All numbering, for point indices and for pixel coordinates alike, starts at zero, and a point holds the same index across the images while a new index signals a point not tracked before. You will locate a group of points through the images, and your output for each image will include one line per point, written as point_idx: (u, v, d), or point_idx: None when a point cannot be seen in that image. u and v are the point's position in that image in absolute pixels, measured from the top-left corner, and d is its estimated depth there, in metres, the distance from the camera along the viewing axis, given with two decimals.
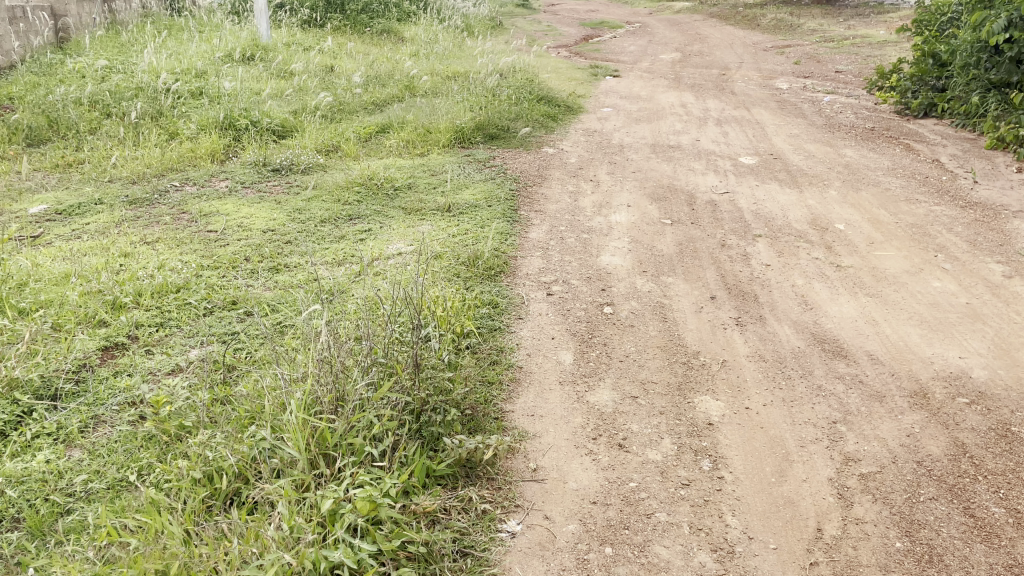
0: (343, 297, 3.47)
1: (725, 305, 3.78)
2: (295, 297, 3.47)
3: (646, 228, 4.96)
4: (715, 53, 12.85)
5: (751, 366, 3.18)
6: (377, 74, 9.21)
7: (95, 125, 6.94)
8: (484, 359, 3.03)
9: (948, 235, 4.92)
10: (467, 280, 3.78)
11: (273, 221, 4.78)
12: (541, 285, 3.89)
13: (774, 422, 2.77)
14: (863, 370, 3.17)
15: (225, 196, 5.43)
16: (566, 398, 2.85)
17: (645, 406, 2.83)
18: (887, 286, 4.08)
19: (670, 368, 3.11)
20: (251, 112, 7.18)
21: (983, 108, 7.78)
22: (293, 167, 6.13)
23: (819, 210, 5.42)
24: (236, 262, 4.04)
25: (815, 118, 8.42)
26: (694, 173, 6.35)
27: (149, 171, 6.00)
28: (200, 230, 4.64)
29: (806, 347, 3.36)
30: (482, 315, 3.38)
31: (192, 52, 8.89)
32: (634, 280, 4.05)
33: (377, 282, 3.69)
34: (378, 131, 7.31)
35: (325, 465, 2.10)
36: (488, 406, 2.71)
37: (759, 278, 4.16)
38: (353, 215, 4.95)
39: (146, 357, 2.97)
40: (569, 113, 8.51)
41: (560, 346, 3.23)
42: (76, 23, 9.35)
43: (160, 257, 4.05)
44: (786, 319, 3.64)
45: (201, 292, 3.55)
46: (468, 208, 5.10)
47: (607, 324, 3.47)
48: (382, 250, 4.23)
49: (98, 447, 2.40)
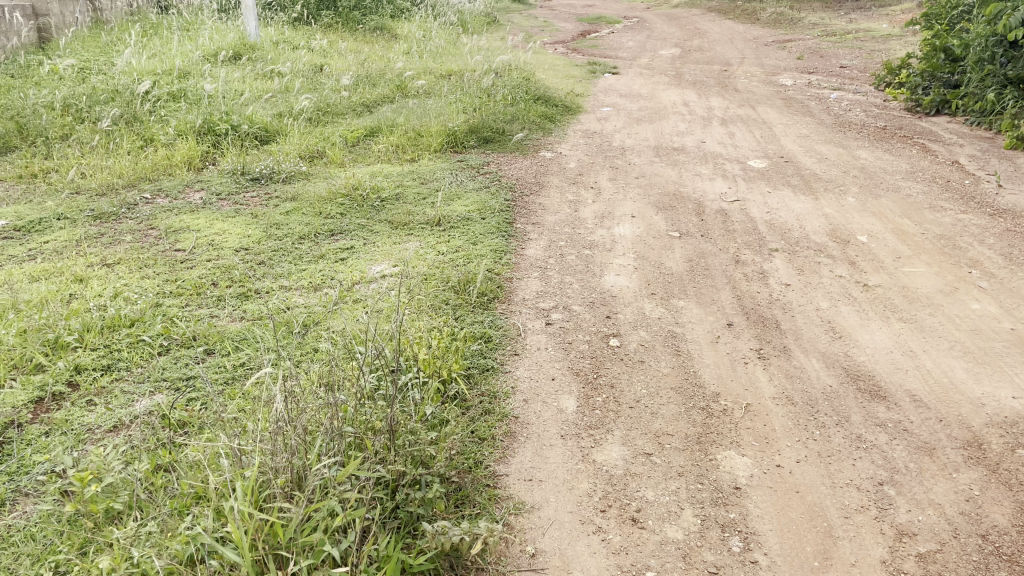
0: (316, 332, 3.09)
1: (744, 334, 3.40)
2: (261, 333, 3.08)
3: (652, 242, 4.58)
4: (717, 49, 12.44)
5: (779, 412, 2.79)
6: (368, 74, 8.80)
7: (67, 131, 6.54)
8: (473, 409, 2.64)
9: (979, 248, 4.53)
10: (456, 309, 3.39)
11: (248, 238, 4.39)
12: (539, 312, 3.50)
13: (811, 485, 2.39)
14: (906, 415, 2.79)
15: (197, 209, 5.03)
16: (569, 457, 2.46)
17: (661, 466, 2.44)
18: (921, 310, 3.69)
19: (687, 417, 2.72)
20: (232, 116, 6.77)
21: (1000, 105, 7.37)
22: (274, 176, 5.73)
23: (838, 220, 5.03)
24: (202, 288, 3.65)
25: (825, 116, 8.03)
26: (701, 178, 5.96)
27: (120, 181, 5.60)
28: (166, 249, 4.25)
29: (838, 386, 2.98)
30: (472, 352, 2.99)
31: (174, 53, 8.47)
32: (642, 305, 3.66)
33: (355, 313, 3.30)
34: (366, 134, 6.91)
35: (276, 570, 1.71)
36: (477, 471, 2.33)
37: (779, 301, 3.77)
38: (335, 231, 4.56)
39: (85, 411, 2.58)
40: (567, 114, 8.10)
41: (561, 389, 2.84)
42: (57, 22, 8.94)
43: (119, 283, 3.66)
44: (813, 351, 3.26)
45: (158, 325, 3.16)
46: (459, 222, 4.71)
47: (614, 361, 3.07)
48: (364, 272, 3.85)
49: (14, 533, 2.02)
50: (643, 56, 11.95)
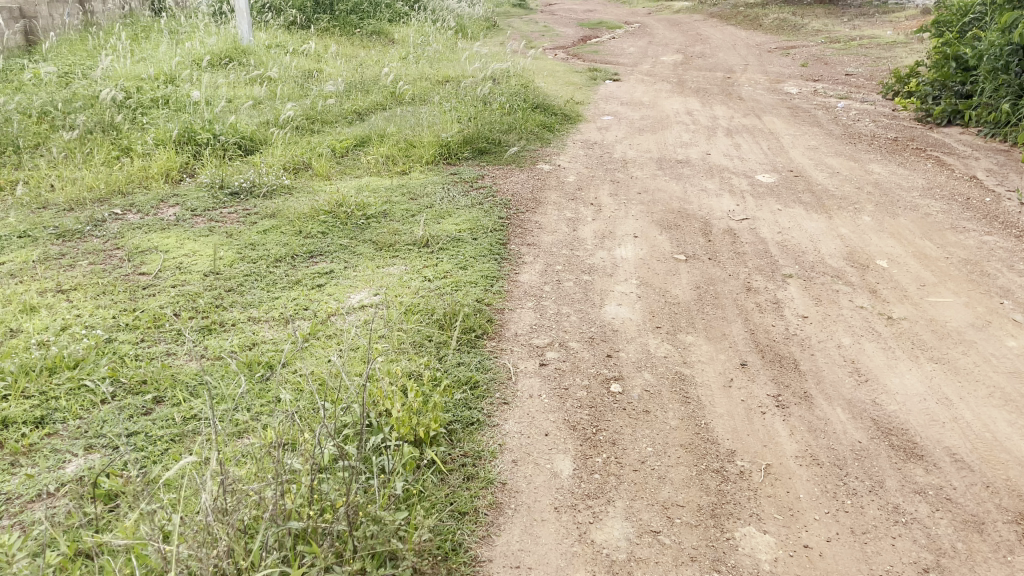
0: (278, 379, 2.76)
1: (759, 377, 3.06)
2: (219, 379, 2.76)
3: (657, 266, 4.24)
4: (720, 55, 12.11)
5: (804, 476, 2.45)
6: (361, 80, 8.48)
7: (40, 140, 6.17)
8: (454, 476, 2.30)
9: (1009, 275, 4.20)
10: (441, 348, 3.04)
11: (219, 260, 4.04)
12: (532, 351, 3.16)
13: (845, 572, 2.07)
14: (946, 479, 2.47)
15: (169, 226, 4.69)
16: (564, 537, 2.13)
17: (670, 548, 2.11)
18: (953, 347, 3.36)
19: (698, 482, 2.38)
20: (214, 124, 6.41)
21: (1016, 116, 7.05)
22: (254, 190, 5.38)
23: (854, 241, 4.70)
24: (160, 320, 3.31)
25: (833, 126, 7.70)
26: (707, 194, 5.62)
27: (90, 195, 5.25)
28: (128, 273, 3.91)
29: (869, 442, 2.64)
30: (455, 403, 2.65)
31: (161, 57, 8.14)
32: (646, 340, 3.32)
33: (326, 354, 2.96)
34: (356, 144, 6.57)
35: None
36: (455, 558, 2.00)
37: (797, 336, 3.43)
38: (314, 252, 4.23)
39: (6, 475, 2.27)
40: (566, 123, 7.77)
41: (556, 447, 2.50)
42: (44, 24, 8.59)
43: (69, 314, 3.33)
44: (837, 398, 2.92)
45: (104, 367, 2.83)
46: (449, 243, 4.37)
47: (615, 412, 2.73)
48: (341, 302, 3.52)
49: None
50: (645, 62, 11.62)
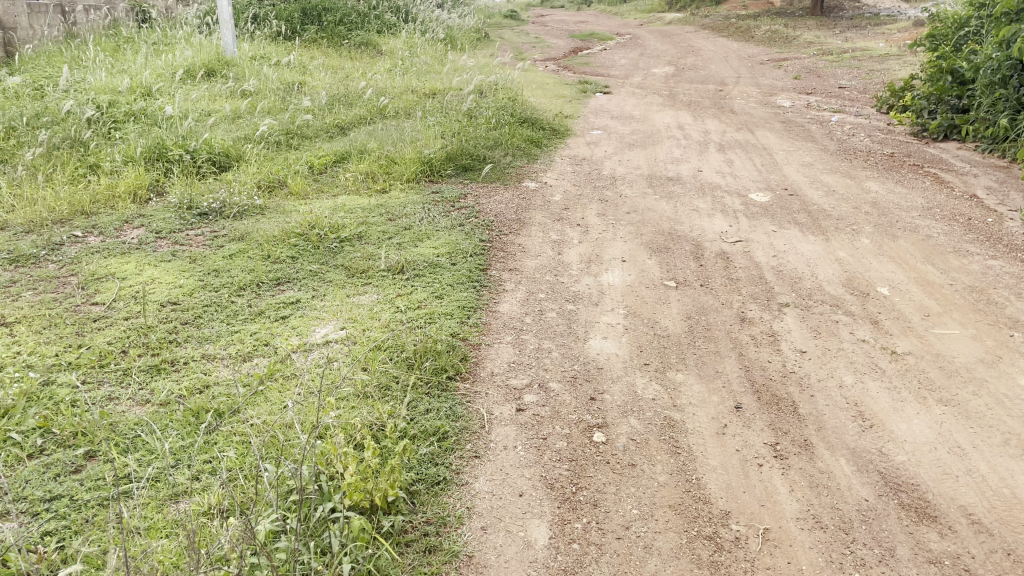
0: (224, 431, 2.49)
1: (755, 422, 2.81)
2: (160, 429, 2.50)
3: (645, 294, 4.00)
4: (711, 67, 11.93)
5: (807, 542, 2.21)
6: (344, 92, 8.23)
7: (4, 157, 5.89)
8: (414, 552, 2.05)
9: (1017, 303, 3.97)
10: (407, 392, 2.78)
11: (179, 289, 3.79)
12: (509, 393, 2.90)
13: None
14: (963, 546, 2.22)
15: (129, 251, 4.42)
16: None
17: None
18: (963, 387, 3.12)
19: (689, 552, 2.14)
20: (188, 140, 6.15)
21: (1014, 131, 6.85)
22: (224, 211, 5.12)
23: (853, 265, 4.47)
24: (106, 359, 3.04)
25: (828, 142, 7.50)
26: (698, 214, 5.39)
27: (51, 216, 4.98)
28: (79, 303, 3.64)
29: (876, 500, 2.40)
30: (417, 460, 2.39)
31: (138, 69, 7.88)
32: (633, 379, 3.08)
33: (282, 399, 2.70)
34: (335, 160, 6.33)
35: None
36: None
37: (795, 374, 3.18)
38: (281, 279, 3.97)
39: None
40: (554, 138, 7.54)
41: (530, 511, 2.25)
42: (22, 36, 8.32)
43: (7, 352, 3.07)
44: (840, 447, 2.67)
45: (34, 417, 2.57)
46: (426, 268, 4.13)
47: (599, 467, 2.48)
48: (304, 336, 3.27)
49: None
50: (636, 74, 11.42)
